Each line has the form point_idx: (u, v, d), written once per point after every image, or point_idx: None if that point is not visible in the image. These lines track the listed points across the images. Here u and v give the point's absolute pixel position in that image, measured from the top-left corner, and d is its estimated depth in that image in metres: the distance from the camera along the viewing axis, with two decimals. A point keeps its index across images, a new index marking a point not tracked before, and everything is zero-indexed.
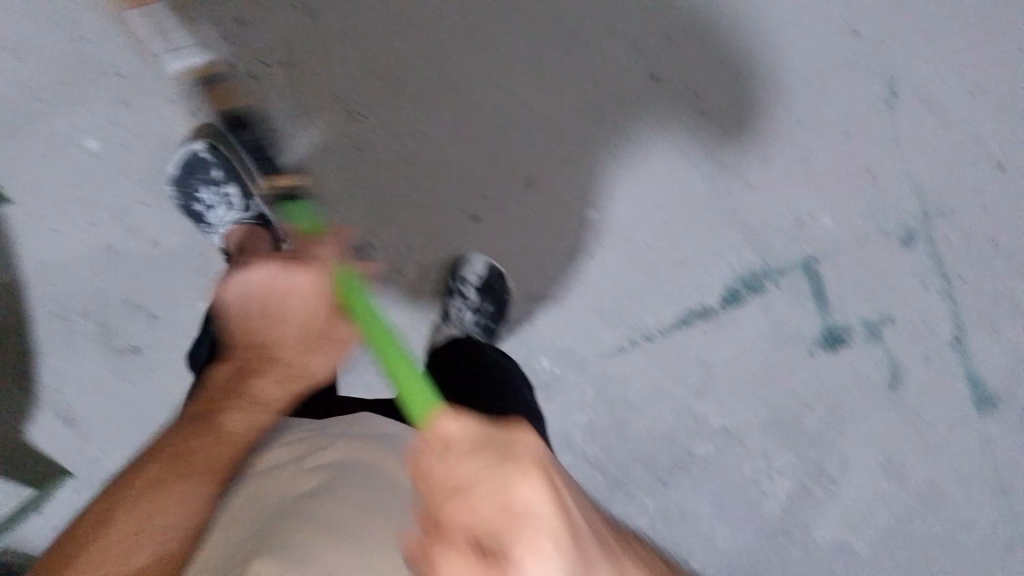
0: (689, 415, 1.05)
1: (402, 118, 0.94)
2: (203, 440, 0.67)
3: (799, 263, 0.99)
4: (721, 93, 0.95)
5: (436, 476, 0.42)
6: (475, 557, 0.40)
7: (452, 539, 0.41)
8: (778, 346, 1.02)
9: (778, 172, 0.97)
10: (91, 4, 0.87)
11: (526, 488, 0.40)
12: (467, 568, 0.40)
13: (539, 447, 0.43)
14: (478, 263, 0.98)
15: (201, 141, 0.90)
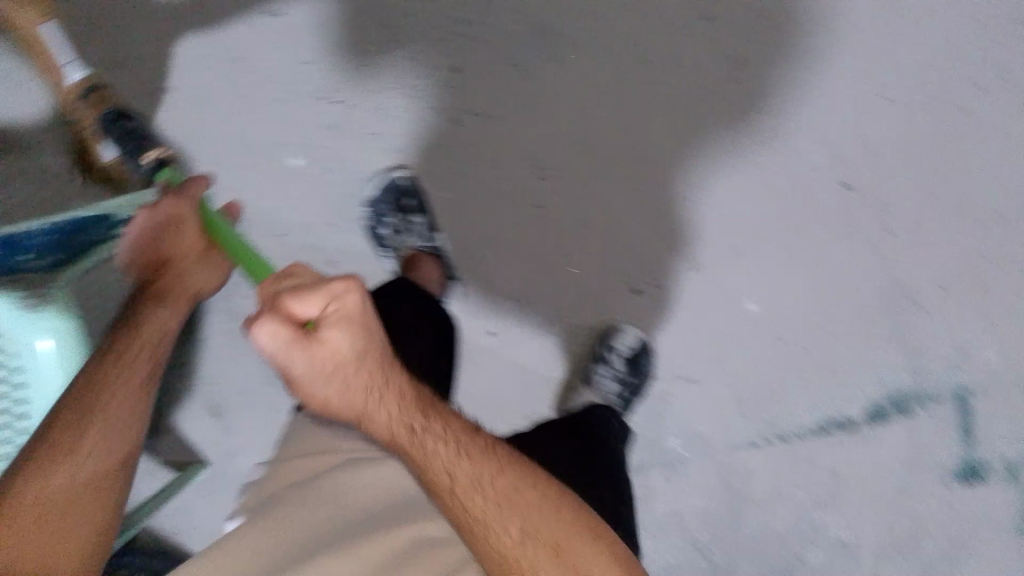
0: (807, 522, 1.02)
1: (583, 182, 0.99)
2: (131, 362, 0.75)
3: (952, 392, 0.99)
4: (899, 207, 0.98)
5: (280, 292, 0.56)
6: (291, 327, 0.55)
7: (279, 319, 0.54)
8: (915, 470, 1.01)
9: (941, 296, 0.98)
10: (332, 39, 0.97)
11: (346, 294, 0.56)
12: (281, 337, 0.54)
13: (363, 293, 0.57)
14: (630, 335, 0.99)
15: (401, 171, 0.98)
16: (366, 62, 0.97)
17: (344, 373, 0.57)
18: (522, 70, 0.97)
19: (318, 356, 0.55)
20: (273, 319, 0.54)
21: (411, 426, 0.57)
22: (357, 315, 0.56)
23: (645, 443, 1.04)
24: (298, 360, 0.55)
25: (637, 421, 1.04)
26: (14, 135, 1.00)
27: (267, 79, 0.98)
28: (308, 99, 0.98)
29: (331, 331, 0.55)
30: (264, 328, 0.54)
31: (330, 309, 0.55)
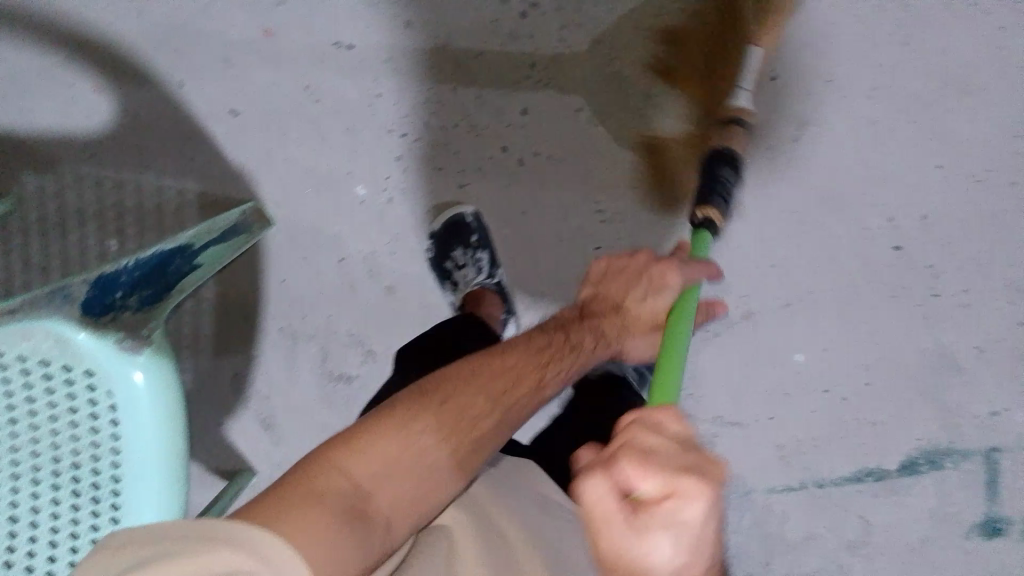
0: (833, 565, 1.07)
1: (650, 233, 0.93)
2: (460, 385, 0.67)
3: (983, 452, 1.02)
4: (960, 275, 0.95)
5: (640, 443, 0.49)
6: (618, 498, 0.47)
7: (613, 475, 0.48)
8: (939, 523, 1.06)
9: (989, 362, 0.98)
10: (393, 70, 0.92)
11: (687, 500, 0.46)
12: (607, 487, 0.47)
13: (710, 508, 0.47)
14: None
15: (470, 207, 0.95)
16: (428, 85, 0.93)
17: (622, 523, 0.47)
18: (588, 114, 0.91)
19: (622, 522, 0.47)
20: (599, 479, 0.48)
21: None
22: (679, 455, 0.49)
23: None
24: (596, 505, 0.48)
25: None
26: (74, 146, 0.99)
27: (325, 105, 0.94)
28: (370, 130, 0.94)
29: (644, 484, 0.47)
30: (593, 482, 0.48)
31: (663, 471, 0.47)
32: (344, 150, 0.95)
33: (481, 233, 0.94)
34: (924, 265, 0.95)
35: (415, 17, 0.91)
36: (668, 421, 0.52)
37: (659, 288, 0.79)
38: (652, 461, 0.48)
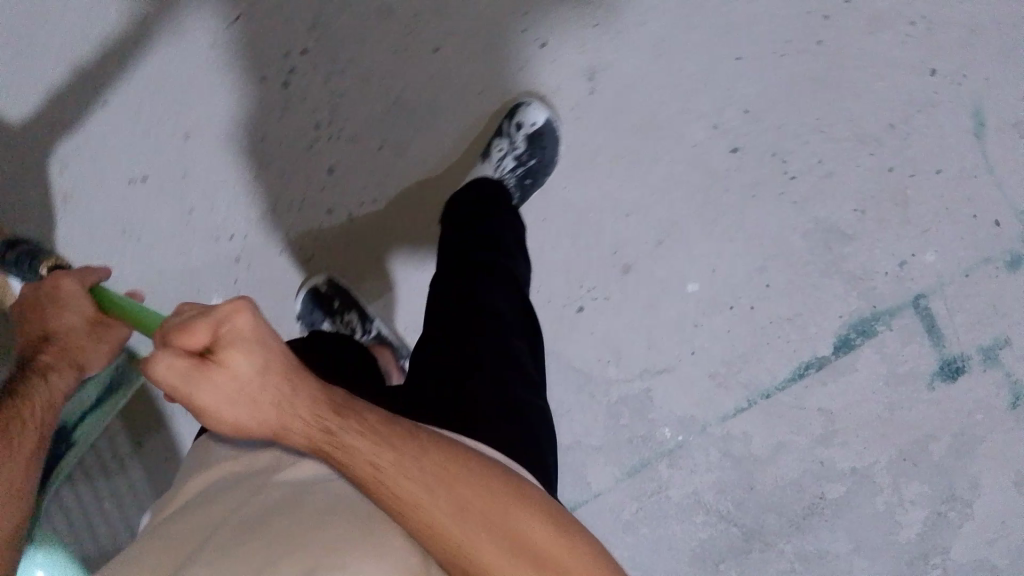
0: (815, 461, 1.08)
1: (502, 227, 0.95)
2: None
3: (909, 302, 1.01)
4: (806, 150, 0.93)
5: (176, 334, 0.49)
6: (189, 364, 0.49)
7: (189, 368, 0.49)
8: (896, 385, 1.05)
9: (873, 219, 0.96)
10: (191, 179, 0.91)
11: (243, 358, 0.49)
12: (185, 371, 0.49)
13: (248, 328, 0.49)
14: (537, 112, 0.90)
15: (320, 277, 0.94)
16: (229, 180, 0.91)
17: (254, 390, 0.50)
18: (393, 147, 0.92)
19: (220, 390, 0.49)
20: (160, 360, 0.49)
21: (326, 428, 0.52)
22: (262, 339, 0.50)
23: (642, 441, 1.06)
24: (202, 396, 0.49)
25: (629, 425, 1.05)
26: None
27: (146, 238, 0.92)
28: (199, 244, 0.92)
29: (238, 360, 0.49)
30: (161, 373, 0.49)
31: (259, 358, 0.50)
32: (184, 272, 0.93)
33: (343, 296, 0.93)
34: (770, 156, 0.93)
35: (192, 126, 0.89)
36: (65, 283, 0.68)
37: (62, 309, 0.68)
38: (249, 343, 0.49)
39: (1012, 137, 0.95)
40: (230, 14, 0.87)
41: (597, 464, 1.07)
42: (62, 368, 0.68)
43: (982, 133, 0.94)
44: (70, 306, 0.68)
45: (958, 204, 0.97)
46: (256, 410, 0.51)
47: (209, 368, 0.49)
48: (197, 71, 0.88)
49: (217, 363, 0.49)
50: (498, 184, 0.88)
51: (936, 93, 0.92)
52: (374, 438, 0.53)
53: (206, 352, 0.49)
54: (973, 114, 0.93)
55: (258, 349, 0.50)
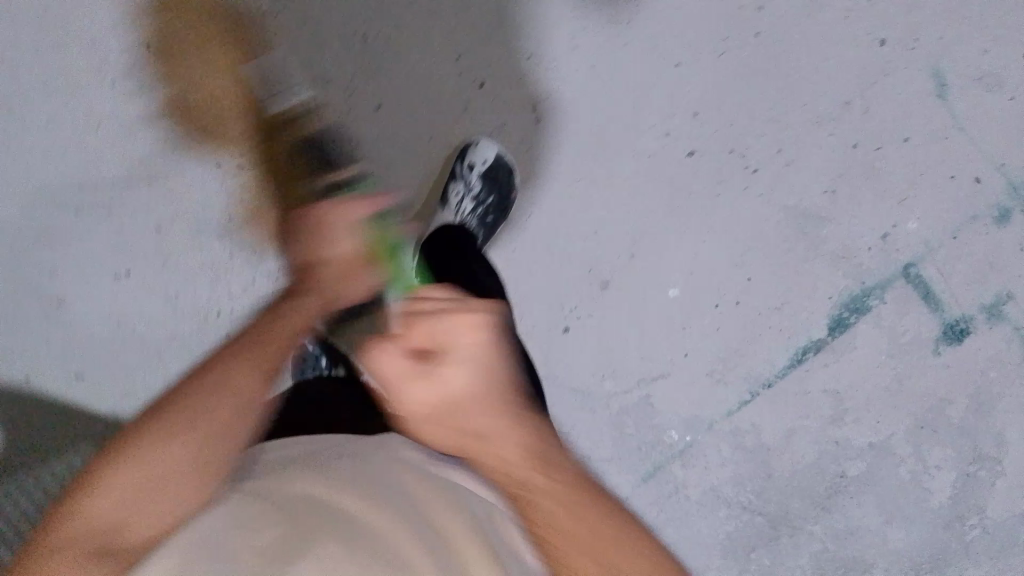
0: (831, 441, 1.06)
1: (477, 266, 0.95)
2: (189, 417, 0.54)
3: (899, 272, 0.98)
4: (762, 141, 0.92)
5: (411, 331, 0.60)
6: (409, 357, 0.60)
7: (403, 358, 0.60)
8: (900, 355, 1.02)
9: (845, 197, 0.95)
10: (175, 266, 0.95)
11: (451, 366, 0.60)
12: (404, 362, 0.60)
13: (483, 330, 0.61)
14: (489, 149, 0.91)
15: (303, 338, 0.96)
16: (209, 261, 0.95)
17: (473, 404, 0.61)
18: None
19: (437, 381, 0.60)
20: (388, 351, 0.60)
21: (528, 480, 0.60)
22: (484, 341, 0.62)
23: (652, 447, 1.05)
24: (409, 395, 0.61)
25: (636, 433, 1.04)
26: None
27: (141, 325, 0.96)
28: (190, 323, 0.96)
29: (461, 338, 0.60)
30: (382, 357, 0.60)
31: (470, 363, 0.61)
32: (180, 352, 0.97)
33: None
34: (728, 154, 0.93)
35: (167, 217, 0.94)
36: (354, 211, 0.67)
37: (341, 229, 0.66)
38: (481, 329, 0.61)
39: (978, 93, 0.92)
40: (184, 108, 0.92)
41: (611, 475, 1.06)
42: (313, 298, 0.65)
43: (944, 94, 0.92)
44: (339, 229, 0.66)
45: (934, 167, 0.94)
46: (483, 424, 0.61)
47: (432, 348, 0.60)
48: (162, 165, 0.93)
49: (447, 356, 0.60)
50: (459, 226, 0.88)
51: (889, 63, 0.91)
52: (554, 488, 0.60)
53: (420, 351, 0.60)
54: (932, 76, 0.91)
55: (491, 355, 0.63)
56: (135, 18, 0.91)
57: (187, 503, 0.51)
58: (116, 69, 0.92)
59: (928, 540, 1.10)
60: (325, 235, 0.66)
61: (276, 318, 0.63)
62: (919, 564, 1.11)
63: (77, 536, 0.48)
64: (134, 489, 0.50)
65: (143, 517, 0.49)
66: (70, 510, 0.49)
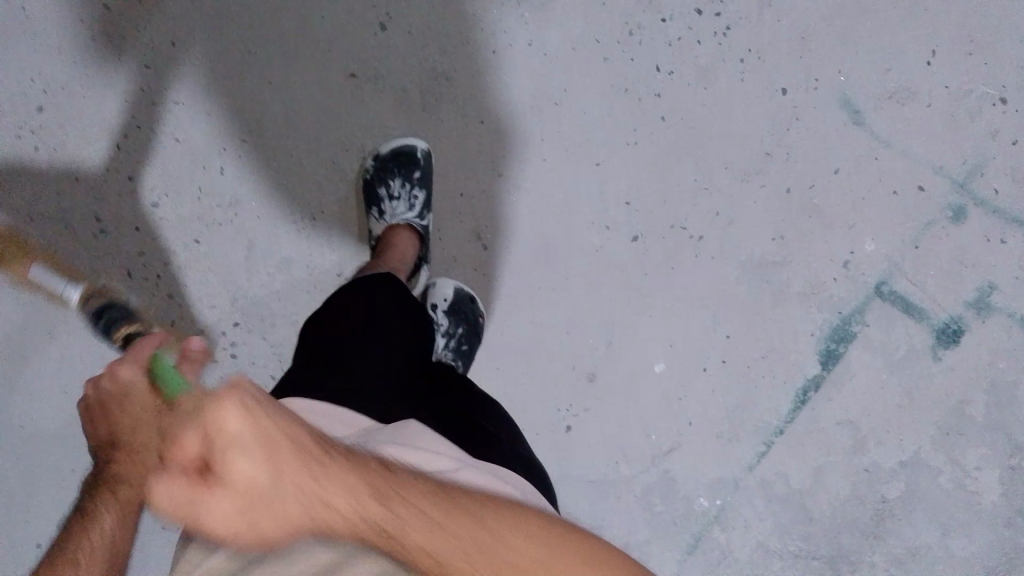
0: (859, 469, 1.05)
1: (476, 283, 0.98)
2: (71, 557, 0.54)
3: (872, 291, 0.99)
4: (698, 209, 0.96)
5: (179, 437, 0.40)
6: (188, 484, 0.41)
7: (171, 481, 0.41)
8: (900, 369, 1.02)
9: (797, 239, 0.97)
10: None
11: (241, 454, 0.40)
12: (181, 490, 0.41)
13: (255, 392, 0.41)
14: (445, 287, 0.95)
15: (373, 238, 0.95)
16: None
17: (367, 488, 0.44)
18: None
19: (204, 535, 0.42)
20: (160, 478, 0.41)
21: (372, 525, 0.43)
22: (263, 420, 0.41)
23: (685, 519, 1.05)
24: (211, 523, 0.41)
25: (665, 508, 1.05)
26: None
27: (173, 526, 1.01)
28: None
29: (238, 467, 0.40)
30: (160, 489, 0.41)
31: (261, 458, 0.41)
32: None
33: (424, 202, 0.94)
34: (670, 229, 0.97)
35: None
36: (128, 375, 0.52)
37: (128, 380, 0.52)
38: (256, 407, 0.41)
39: (894, 109, 0.93)
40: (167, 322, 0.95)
41: (654, 557, 1.06)
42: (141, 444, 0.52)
43: (862, 119, 0.94)
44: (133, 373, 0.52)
45: (873, 188, 0.95)
46: (264, 529, 0.42)
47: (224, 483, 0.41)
48: None
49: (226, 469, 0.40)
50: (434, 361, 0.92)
51: (796, 107, 0.93)
52: (429, 514, 0.44)
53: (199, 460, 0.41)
54: (844, 107, 0.93)
55: (255, 431, 0.41)
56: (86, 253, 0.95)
57: None
58: None
59: (990, 539, 1.06)
60: (122, 392, 0.53)
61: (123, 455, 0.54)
62: (991, 564, 1.06)
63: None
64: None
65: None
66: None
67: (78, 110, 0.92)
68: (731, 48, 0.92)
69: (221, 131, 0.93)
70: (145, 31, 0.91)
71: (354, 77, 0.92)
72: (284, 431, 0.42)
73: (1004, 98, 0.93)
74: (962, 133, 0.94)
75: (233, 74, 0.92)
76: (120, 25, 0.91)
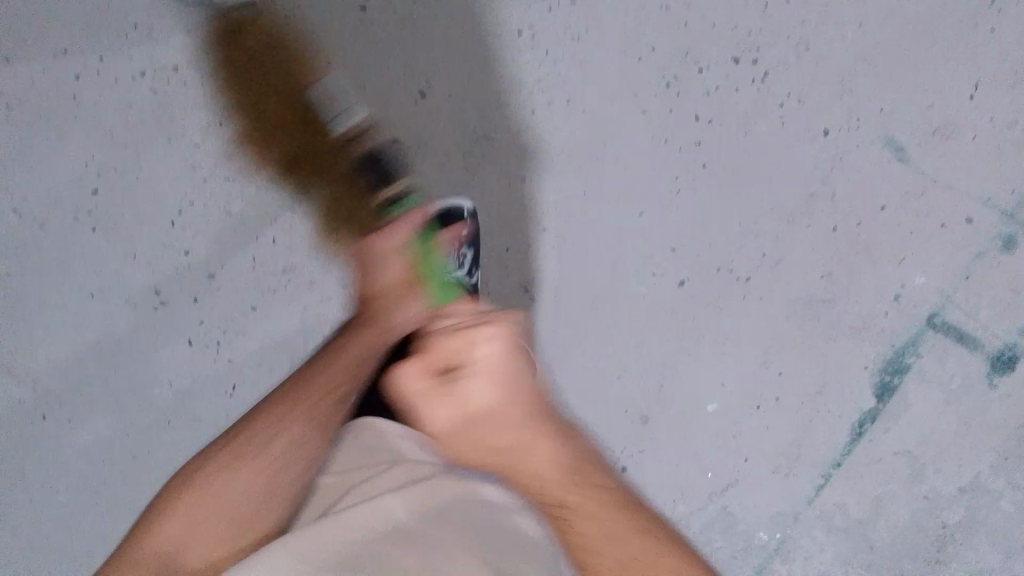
0: (918, 498, 1.04)
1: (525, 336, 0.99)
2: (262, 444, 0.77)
3: (925, 323, 0.98)
4: (744, 253, 0.96)
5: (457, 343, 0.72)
6: (449, 368, 0.73)
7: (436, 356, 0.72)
8: (958, 399, 1.01)
9: (845, 276, 0.97)
10: None
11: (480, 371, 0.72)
12: (443, 367, 0.73)
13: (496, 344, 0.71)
14: None
15: None
16: None
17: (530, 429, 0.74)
18: None
19: (459, 406, 0.73)
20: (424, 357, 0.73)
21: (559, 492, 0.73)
22: (513, 343, 0.72)
23: (744, 553, 1.05)
24: (455, 390, 0.72)
25: (724, 542, 1.05)
26: None
27: None
28: None
29: (473, 381, 0.72)
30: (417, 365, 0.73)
31: (506, 370, 0.72)
32: None
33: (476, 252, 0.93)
34: (717, 272, 0.97)
35: None
36: (460, 308, 0.78)
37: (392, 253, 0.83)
38: (507, 338, 0.72)
39: (938, 144, 0.93)
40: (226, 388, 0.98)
41: None
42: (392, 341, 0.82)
43: (906, 156, 0.93)
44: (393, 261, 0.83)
45: (920, 222, 0.95)
46: (478, 420, 0.73)
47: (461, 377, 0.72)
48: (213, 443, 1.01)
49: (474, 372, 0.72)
50: None
51: (839, 148, 0.93)
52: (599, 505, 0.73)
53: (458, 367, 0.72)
54: (887, 146, 0.93)
55: (516, 358, 0.73)
56: (141, 328, 0.97)
57: (269, 509, 0.74)
58: (163, 371, 0.98)
59: None
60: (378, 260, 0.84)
61: (371, 337, 0.85)
62: None
63: (148, 556, 0.69)
64: (188, 532, 0.71)
65: (203, 537, 0.71)
66: (151, 527, 0.72)
67: (134, 191, 0.95)
68: (769, 94, 0.91)
69: (273, 203, 0.96)
70: (193, 112, 0.94)
71: (397, 144, 0.94)
72: (525, 369, 0.74)
73: None
74: (1008, 163, 0.93)
75: (280, 148, 0.94)
76: (171, 108, 0.94)
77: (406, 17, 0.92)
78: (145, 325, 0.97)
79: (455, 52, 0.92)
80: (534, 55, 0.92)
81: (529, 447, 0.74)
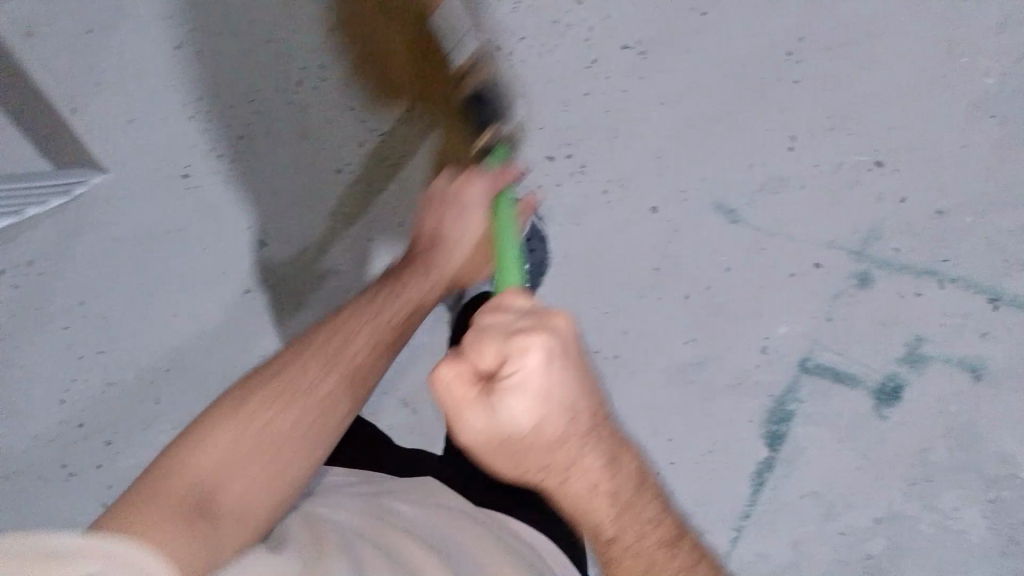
0: (837, 536, 0.99)
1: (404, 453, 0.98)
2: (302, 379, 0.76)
3: (799, 371, 0.98)
4: (607, 331, 0.99)
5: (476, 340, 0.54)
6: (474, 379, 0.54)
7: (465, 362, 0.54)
8: (853, 434, 0.98)
9: (707, 339, 0.97)
10: None
11: (514, 396, 0.52)
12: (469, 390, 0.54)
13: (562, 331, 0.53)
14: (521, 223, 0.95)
15: None
16: None
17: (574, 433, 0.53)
18: None
19: (497, 429, 0.53)
20: (449, 366, 0.55)
21: (567, 486, 0.55)
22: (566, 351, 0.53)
23: None
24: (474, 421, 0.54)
25: None
26: None
27: None
28: None
29: (514, 406, 0.52)
30: (443, 373, 0.55)
31: (553, 387, 0.52)
32: None
33: None
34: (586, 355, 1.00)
35: None
36: (516, 300, 0.56)
37: (470, 206, 0.82)
38: (556, 357, 0.52)
39: (768, 201, 0.94)
40: None
41: None
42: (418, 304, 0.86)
43: (738, 218, 0.95)
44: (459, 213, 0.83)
45: (769, 276, 0.95)
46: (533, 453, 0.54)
47: (509, 375, 0.52)
48: None
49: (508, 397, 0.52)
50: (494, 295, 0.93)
51: (671, 222, 0.96)
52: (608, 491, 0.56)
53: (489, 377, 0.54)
54: (718, 211, 0.95)
55: (561, 384, 0.52)
56: (45, 498, 1.01)
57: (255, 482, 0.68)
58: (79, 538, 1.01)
59: None
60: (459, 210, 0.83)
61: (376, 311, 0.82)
62: None
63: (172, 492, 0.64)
64: (221, 464, 0.68)
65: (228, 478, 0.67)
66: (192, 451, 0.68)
67: (17, 379, 0.99)
68: (591, 183, 0.97)
69: (141, 363, 0.98)
70: (55, 297, 0.98)
71: (251, 291, 0.96)
72: (581, 391, 0.53)
73: (879, 162, 0.92)
74: (843, 204, 0.93)
75: (141, 316, 0.97)
76: (27, 295, 0.97)
77: (226, 176, 0.94)
78: (60, 498, 1.00)
79: (281, 197, 0.94)
80: (359, 193, 0.93)
81: (573, 467, 0.54)
